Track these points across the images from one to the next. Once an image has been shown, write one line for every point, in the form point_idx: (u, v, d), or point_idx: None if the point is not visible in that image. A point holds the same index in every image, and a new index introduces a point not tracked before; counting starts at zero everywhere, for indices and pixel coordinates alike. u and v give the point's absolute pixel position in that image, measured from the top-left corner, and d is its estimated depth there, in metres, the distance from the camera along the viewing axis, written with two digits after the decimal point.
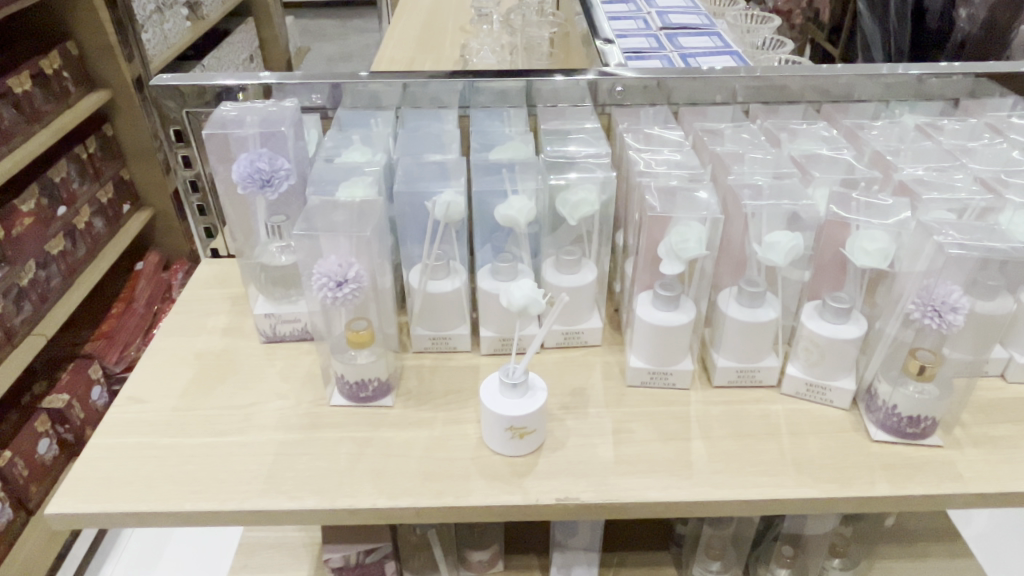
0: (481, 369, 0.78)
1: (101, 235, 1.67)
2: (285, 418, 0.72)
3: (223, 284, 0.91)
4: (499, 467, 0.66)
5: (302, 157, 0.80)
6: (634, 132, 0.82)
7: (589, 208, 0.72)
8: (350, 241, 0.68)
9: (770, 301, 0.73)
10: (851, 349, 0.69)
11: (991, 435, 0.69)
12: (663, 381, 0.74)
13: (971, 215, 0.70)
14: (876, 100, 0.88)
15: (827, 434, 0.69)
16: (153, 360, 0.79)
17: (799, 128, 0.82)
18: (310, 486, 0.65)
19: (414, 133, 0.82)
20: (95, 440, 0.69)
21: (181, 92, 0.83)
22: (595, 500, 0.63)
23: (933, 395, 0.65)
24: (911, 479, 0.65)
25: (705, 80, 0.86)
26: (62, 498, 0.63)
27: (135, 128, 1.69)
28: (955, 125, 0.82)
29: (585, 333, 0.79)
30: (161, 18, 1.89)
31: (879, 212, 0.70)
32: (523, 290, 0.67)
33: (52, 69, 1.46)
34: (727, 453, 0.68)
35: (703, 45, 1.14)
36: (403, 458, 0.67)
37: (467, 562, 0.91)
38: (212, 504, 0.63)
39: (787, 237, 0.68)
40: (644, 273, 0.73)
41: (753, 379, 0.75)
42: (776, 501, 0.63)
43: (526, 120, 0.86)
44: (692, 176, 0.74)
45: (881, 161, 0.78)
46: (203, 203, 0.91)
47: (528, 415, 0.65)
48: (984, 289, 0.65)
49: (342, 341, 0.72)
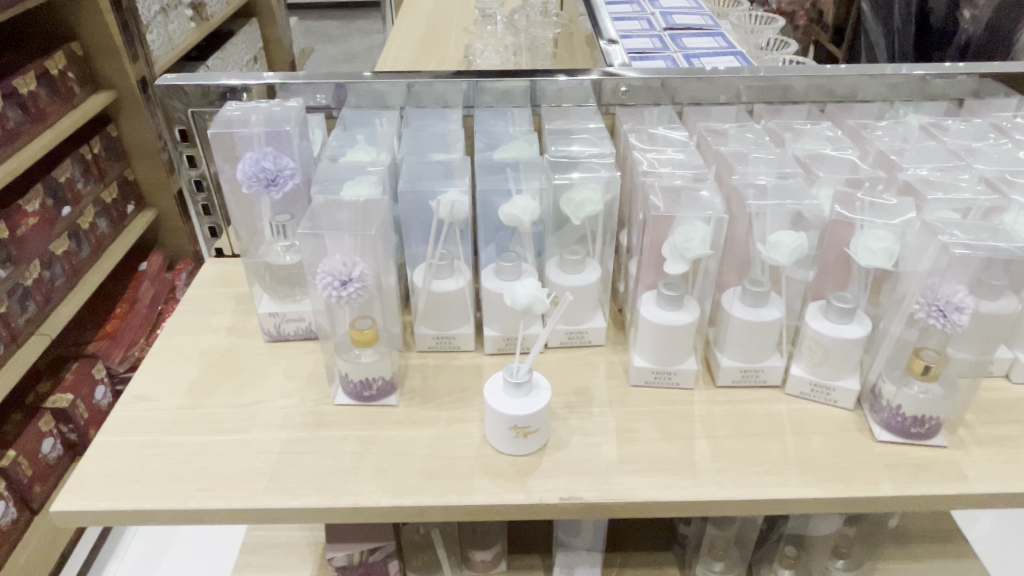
0: (485, 369, 0.78)
1: (105, 235, 1.67)
2: (290, 416, 0.72)
3: (227, 284, 0.92)
4: (503, 466, 0.66)
5: (307, 156, 0.80)
6: (638, 132, 0.82)
7: (593, 207, 0.73)
8: (355, 240, 0.68)
9: (774, 301, 0.73)
10: (856, 349, 0.69)
11: (996, 435, 0.69)
12: (667, 381, 0.74)
13: (976, 214, 0.70)
14: (881, 100, 0.88)
15: (831, 434, 0.69)
16: (158, 358, 0.79)
17: (803, 128, 0.82)
18: (315, 484, 0.65)
19: (418, 133, 0.82)
20: (99, 439, 0.69)
21: (186, 92, 0.84)
22: (600, 499, 0.63)
23: (938, 395, 0.65)
24: (916, 479, 0.64)
25: (709, 80, 0.86)
26: (67, 495, 0.63)
27: (139, 128, 1.70)
28: (960, 125, 0.82)
29: (589, 333, 0.79)
30: (166, 18, 1.90)
31: (884, 213, 0.70)
32: (527, 289, 0.67)
33: (57, 69, 1.46)
34: (732, 452, 0.68)
35: (708, 45, 1.14)
36: (407, 457, 0.67)
37: (471, 562, 0.91)
38: (216, 501, 0.63)
39: (792, 237, 0.68)
40: (648, 272, 0.74)
41: (757, 379, 0.74)
42: (780, 500, 0.63)
43: (531, 120, 0.86)
44: (697, 176, 0.74)
45: (886, 161, 0.78)
46: (208, 202, 0.91)
47: (532, 414, 0.65)
48: (990, 289, 0.65)
49: (346, 340, 0.72)
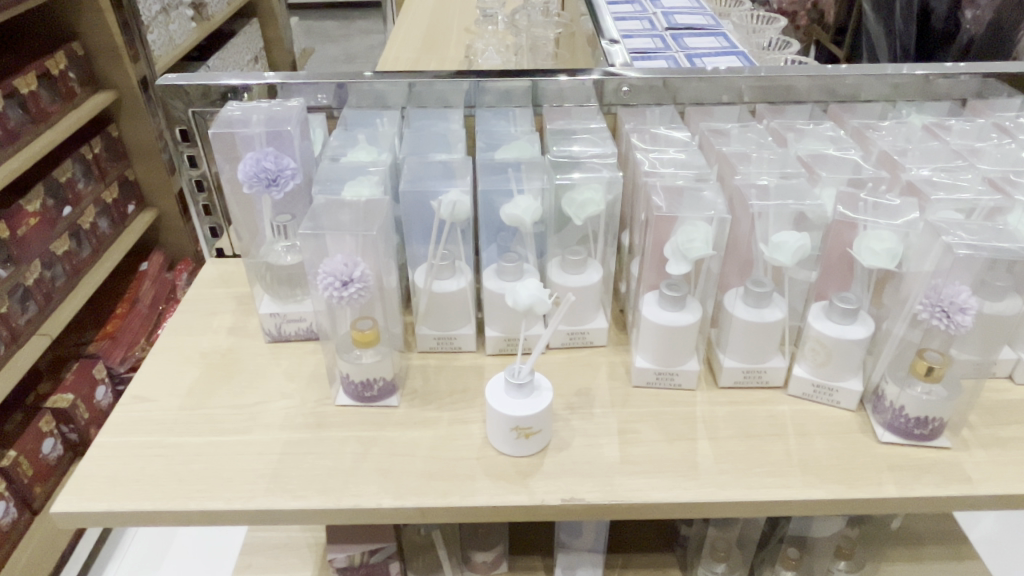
0: (486, 369, 0.77)
1: (106, 235, 1.67)
2: (291, 416, 0.72)
3: (227, 284, 0.91)
4: (504, 467, 0.66)
5: (307, 156, 0.80)
6: (640, 132, 0.82)
7: (595, 207, 0.72)
8: (356, 240, 0.68)
9: (776, 301, 0.72)
10: (859, 350, 0.69)
11: (1000, 436, 0.69)
12: (668, 382, 0.74)
13: (980, 215, 0.70)
14: (884, 100, 0.87)
15: (834, 435, 0.69)
16: (159, 359, 0.79)
17: (805, 128, 0.82)
18: (316, 485, 0.64)
19: (419, 133, 0.82)
20: (100, 439, 0.69)
21: (187, 92, 0.83)
22: (602, 501, 0.63)
23: (941, 396, 0.65)
24: (919, 480, 0.64)
25: (710, 80, 0.86)
26: (67, 496, 0.63)
27: (139, 128, 1.69)
28: (963, 125, 0.82)
29: (590, 333, 0.79)
30: (166, 18, 1.90)
31: (886, 213, 0.69)
32: (529, 290, 0.67)
33: (57, 70, 1.46)
34: (734, 453, 0.67)
35: (709, 45, 1.14)
36: (408, 458, 0.67)
37: (472, 563, 0.91)
38: (217, 502, 0.63)
39: (794, 237, 0.67)
40: (650, 273, 0.73)
41: (760, 380, 0.74)
42: (783, 502, 0.63)
43: (532, 119, 0.86)
44: (699, 176, 0.73)
45: (889, 161, 0.77)
46: (208, 202, 0.91)
47: (533, 415, 0.65)
48: (993, 290, 0.65)
49: (347, 341, 0.72)
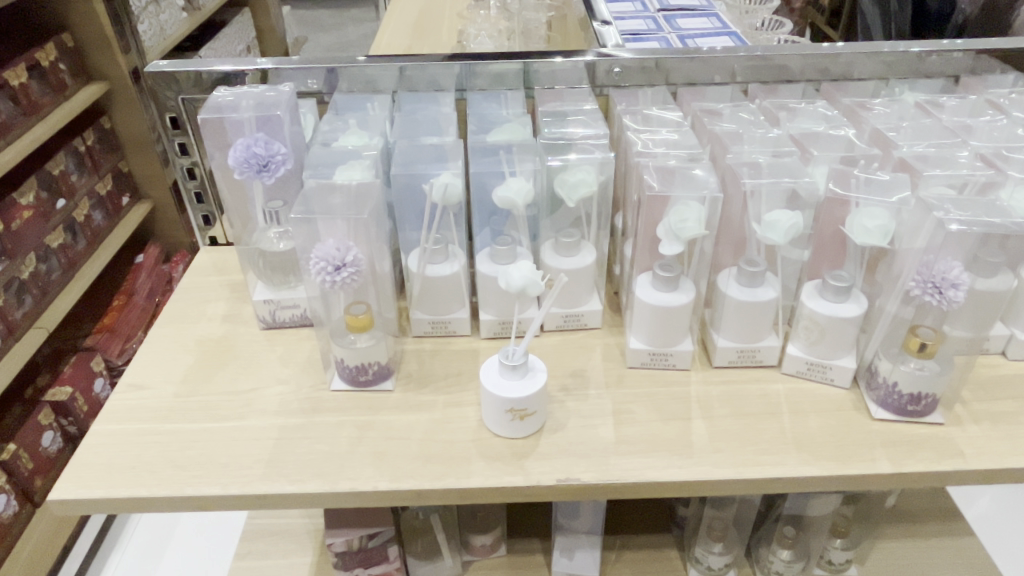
0: (481, 352, 0.77)
1: (100, 227, 1.66)
2: (286, 402, 0.72)
3: (220, 272, 0.91)
4: (501, 449, 0.66)
5: (299, 142, 0.79)
6: (632, 113, 0.81)
7: (588, 188, 0.72)
8: (347, 223, 0.67)
9: (770, 281, 0.72)
10: (852, 327, 0.69)
11: (992, 411, 0.69)
12: (663, 362, 0.74)
13: (972, 190, 0.70)
14: (877, 78, 0.87)
15: (828, 413, 0.69)
16: (153, 347, 0.79)
17: (798, 107, 0.82)
18: (311, 470, 0.65)
19: (411, 117, 0.82)
20: (95, 427, 0.69)
21: (176, 79, 0.83)
22: (596, 481, 0.63)
23: (934, 372, 0.65)
24: (911, 456, 0.65)
25: (703, 59, 0.85)
26: (64, 484, 0.64)
27: (133, 119, 1.69)
28: (954, 102, 0.82)
29: (585, 315, 0.79)
30: (157, 8, 1.88)
31: (879, 189, 0.69)
32: (522, 271, 0.67)
33: (47, 61, 1.44)
34: (727, 432, 0.68)
35: (701, 26, 1.14)
36: (405, 441, 0.67)
37: (471, 546, 0.92)
38: (213, 488, 0.63)
39: (787, 215, 0.67)
40: (643, 254, 0.73)
41: (754, 359, 0.74)
42: (776, 479, 0.63)
43: (524, 102, 0.85)
44: (691, 156, 0.73)
45: (881, 137, 0.77)
46: (201, 190, 0.91)
47: (527, 397, 0.65)
48: (986, 266, 0.65)
49: (341, 326, 0.72)
